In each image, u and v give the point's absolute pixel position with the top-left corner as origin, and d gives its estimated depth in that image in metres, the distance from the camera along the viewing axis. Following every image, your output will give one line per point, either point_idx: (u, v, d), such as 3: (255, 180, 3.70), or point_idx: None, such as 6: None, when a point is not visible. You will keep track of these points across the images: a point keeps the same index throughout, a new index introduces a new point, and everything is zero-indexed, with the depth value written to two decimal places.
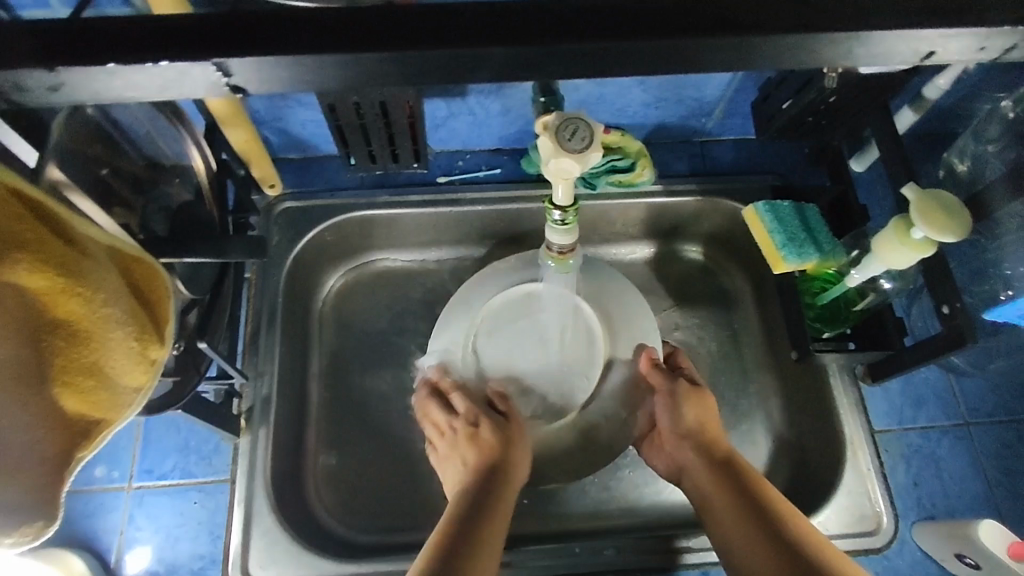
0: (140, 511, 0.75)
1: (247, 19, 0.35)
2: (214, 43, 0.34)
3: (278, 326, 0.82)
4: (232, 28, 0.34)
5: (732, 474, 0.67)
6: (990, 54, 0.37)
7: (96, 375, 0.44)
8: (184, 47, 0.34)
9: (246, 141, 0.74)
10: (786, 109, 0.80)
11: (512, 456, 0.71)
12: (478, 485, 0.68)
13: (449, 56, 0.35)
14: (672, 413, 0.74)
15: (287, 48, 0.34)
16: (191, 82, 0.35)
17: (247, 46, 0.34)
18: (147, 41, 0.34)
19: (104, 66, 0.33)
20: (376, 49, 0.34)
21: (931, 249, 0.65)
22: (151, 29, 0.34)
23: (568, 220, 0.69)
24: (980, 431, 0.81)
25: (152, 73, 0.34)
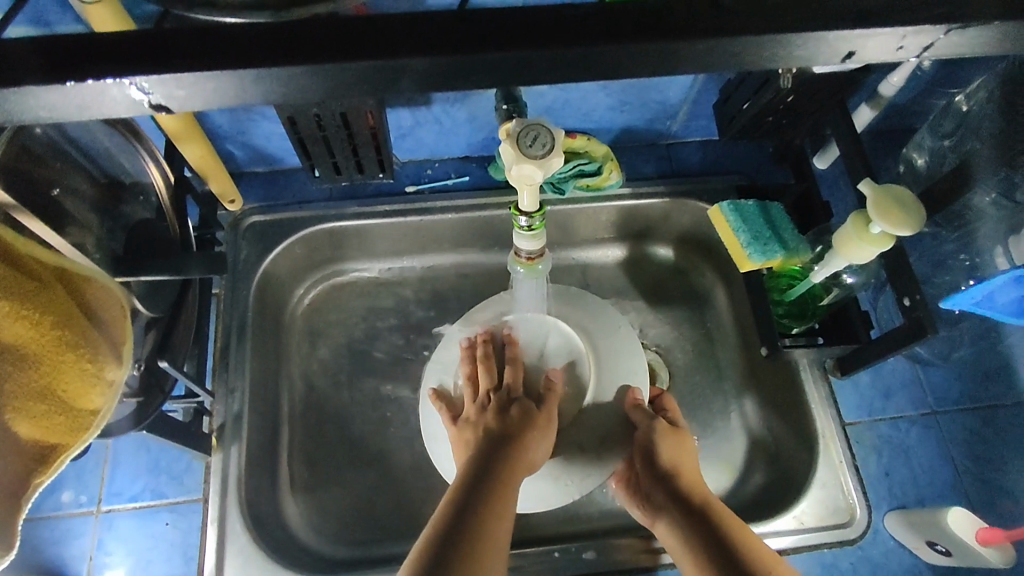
0: (109, 535, 0.73)
1: (173, 36, 0.34)
2: (141, 61, 0.34)
3: (247, 341, 0.81)
4: (151, 45, 0.34)
5: (708, 522, 0.66)
6: (909, 54, 0.38)
7: (51, 400, 0.44)
8: (113, 65, 0.33)
9: (203, 157, 0.73)
10: (746, 110, 0.82)
11: (534, 435, 0.71)
12: (495, 453, 0.67)
13: (392, 66, 0.35)
14: (650, 451, 0.74)
15: (223, 63, 0.34)
16: (112, 101, 0.35)
17: (169, 63, 0.33)
18: (62, 61, 0.33)
19: (16, 86, 0.33)
20: (318, 61, 0.34)
21: (890, 244, 0.66)
22: (80, 47, 0.34)
23: (534, 225, 0.69)
24: (947, 419, 0.82)
25: (68, 93, 0.33)
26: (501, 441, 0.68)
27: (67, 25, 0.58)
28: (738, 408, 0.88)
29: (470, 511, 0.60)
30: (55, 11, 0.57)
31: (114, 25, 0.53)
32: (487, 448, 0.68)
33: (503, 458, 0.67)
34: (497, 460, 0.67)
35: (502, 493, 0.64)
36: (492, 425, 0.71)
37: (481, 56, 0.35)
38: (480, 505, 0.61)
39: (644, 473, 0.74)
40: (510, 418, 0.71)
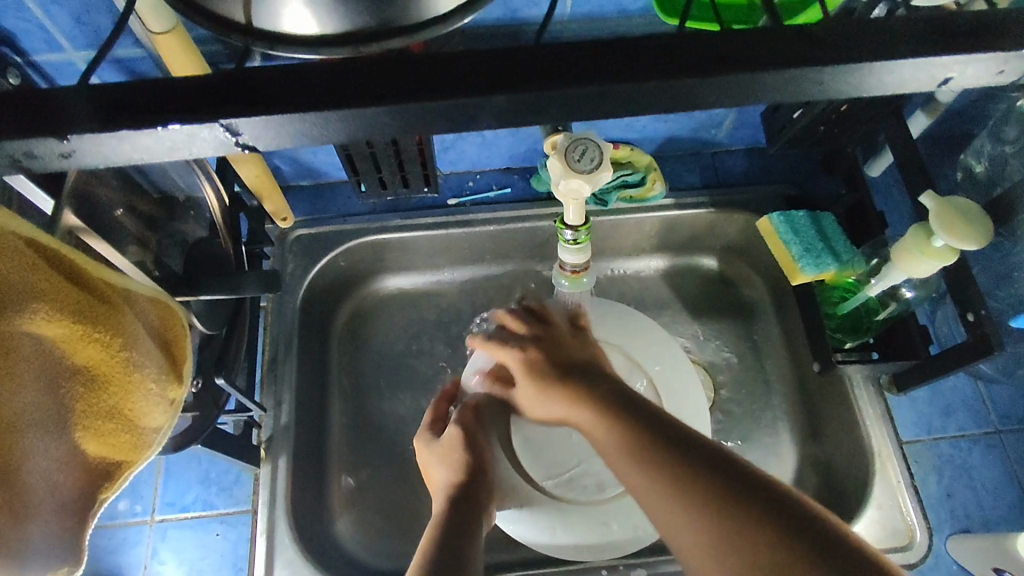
0: (163, 545, 0.75)
1: (257, 78, 0.35)
2: (217, 104, 0.34)
3: (295, 354, 0.82)
4: (237, 87, 0.34)
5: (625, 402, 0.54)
6: (1008, 77, 0.36)
7: (118, 419, 0.45)
8: (200, 108, 0.34)
9: (259, 177, 0.74)
10: (796, 119, 0.80)
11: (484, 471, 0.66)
12: (457, 499, 0.62)
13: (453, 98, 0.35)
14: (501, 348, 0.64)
15: (291, 108, 0.34)
16: (184, 146, 0.35)
17: (253, 106, 0.34)
18: (156, 106, 0.34)
19: (115, 132, 0.34)
20: (382, 96, 0.34)
21: (954, 258, 0.63)
22: (162, 91, 0.34)
23: (579, 239, 0.69)
24: (1012, 439, 0.79)
25: (161, 137, 0.34)
26: (468, 492, 0.63)
27: (126, 46, 0.60)
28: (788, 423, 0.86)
29: (456, 547, 0.56)
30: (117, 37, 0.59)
31: (182, 54, 0.54)
32: (461, 489, 0.63)
33: (473, 502, 0.62)
34: (467, 503, 0.62)
35: (474, 539, 0.58)
36: (459, 460, 0.66)
37: (548, 84, 0.34)
38: (456, 542, 0.56)
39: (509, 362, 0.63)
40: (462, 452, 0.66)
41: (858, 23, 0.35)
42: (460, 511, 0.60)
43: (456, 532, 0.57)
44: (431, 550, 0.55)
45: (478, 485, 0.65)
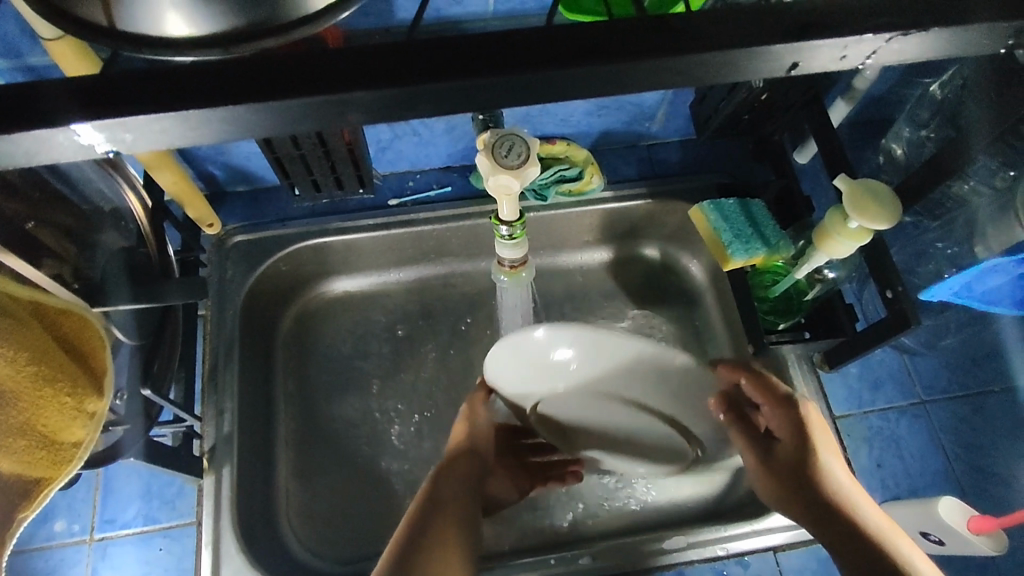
0: (104, 564, 0.73)
1: (129, 79, 0.34)
2: (90, 104, 0.34)
3: (237, 361, 0.81)
4: (101, 89, 0.34)
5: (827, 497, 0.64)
6: (850, 63, 0.38)
7: (31, 435, 0.44)
8: (61, 110, 0.33)
9: (178, 182, 0.73)
10: (722, 109, 0.82)
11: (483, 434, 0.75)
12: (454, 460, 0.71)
13: (340, 98, 0.35)
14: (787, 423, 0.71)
15: (173, 104, 0.34)
16: (60, 147, 0.35)
17: (124, 106, 0.34)
18: (12, 109, 0.33)
19: None
20: (269, 96, 0.34)
21: (869, 237, 0.67)
22: (21, 95, 0.34)
23: (515, 234, 0.70)
24: (937, 408, 0.83)
25: (18, 142, 0.33)
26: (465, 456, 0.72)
27: (35, 54, 0.58)
28: None
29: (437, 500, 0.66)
30: (25, 44, 0.57)
31: (77, 62, 0.54)
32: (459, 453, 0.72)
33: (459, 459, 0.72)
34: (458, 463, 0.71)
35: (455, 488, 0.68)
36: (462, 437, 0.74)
37: (442, 81, 0.35)
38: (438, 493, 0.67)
39: (791, 460, 0.69)
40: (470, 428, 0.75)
41: (736, 13, 0.36)
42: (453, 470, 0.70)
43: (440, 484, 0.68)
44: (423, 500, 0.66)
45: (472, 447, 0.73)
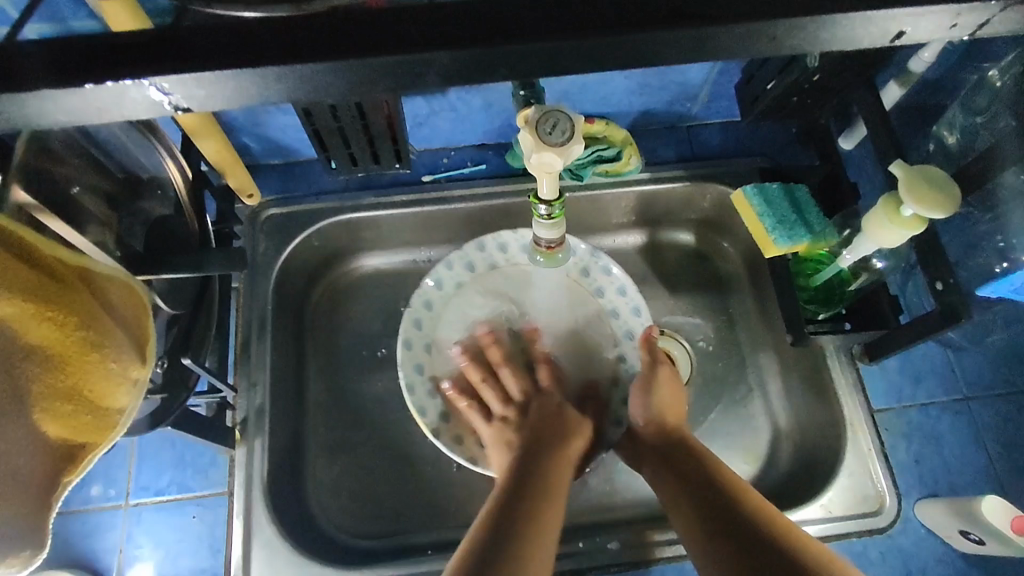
0: (138, 528, 0.74)
1: (193, 34, 0.34)
2: (158, 59, 0.33)
3: (270, 334, 0.81)
4: (165, 44, 0.33)
5: (681, 461, 0.68)
6: (963, 31, 0.36)
7: (78, 400, 0.44)
8: (127, 63, 0.33)
9: (219, 152, 0.73)
10: (769, 90, 0.80)
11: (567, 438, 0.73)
12: (529, 449, 0.71)
13: (402, 62, 0.34)
14: (644, 401, 0.74)
15: (224, 60, 0.33)
16: (130, 102, 0.34)
17: (181, 63, 0.33)
18: (80, 64, 0.33)
19: (32, 91, 0.32)
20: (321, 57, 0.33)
21: (923, 226, 0.64)
22: (92, 47, 0.33)
23: (554, 214, 0.69)
24: (979, 405, 0.81)
25: (86, 98, 0.33)
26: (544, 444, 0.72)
27: (80, 20, 0.58)
28: (762, 394, 0.87)
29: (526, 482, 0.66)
30: (69, 9, 0.57)
31: (128, 18, 0.53)
32: (536, 439, 0.72)
33: (545, 444, 0.72)
34: (538, 454, 0.70)
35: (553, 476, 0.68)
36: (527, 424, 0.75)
37: (501, 47, 0.34)
38: (529, 481, 0.66)
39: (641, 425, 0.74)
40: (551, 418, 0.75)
41: None
42: (538, 457, 0.70)
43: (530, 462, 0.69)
44: (510, 482, 0.67)
45: (562, 432, 0.74)
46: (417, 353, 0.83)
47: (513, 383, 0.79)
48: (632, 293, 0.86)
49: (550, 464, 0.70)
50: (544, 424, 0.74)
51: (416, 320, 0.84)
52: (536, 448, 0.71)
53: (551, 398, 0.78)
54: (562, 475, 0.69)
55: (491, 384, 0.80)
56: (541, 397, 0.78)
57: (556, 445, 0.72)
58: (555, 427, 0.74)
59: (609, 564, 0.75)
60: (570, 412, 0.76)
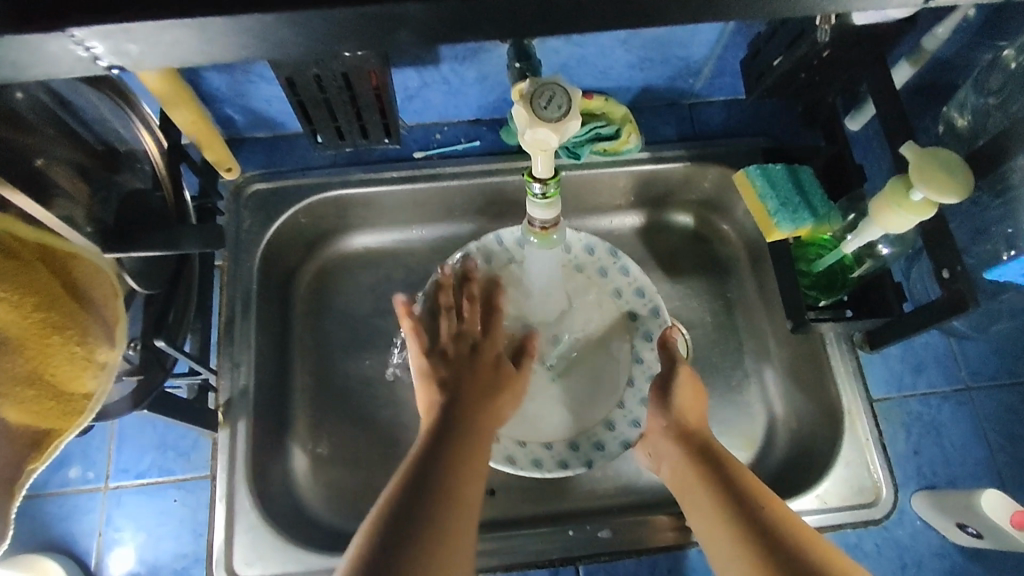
0: (118, 512, 0.73)
1: None
2: (92, 10, 0.33)
3: (254, 314, 0.78)
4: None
5: (702, 464, 0.66)
6: None
7: (40, 385, 0.42)
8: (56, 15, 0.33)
9: (195, 122, 0.69)
10: (777, 66, 0.76)
11: (499, 396, 0.70)
12: (454, 400, 0.66)
13: None
14: (663, 404, 0.72)
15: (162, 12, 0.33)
16: (54, 57, 0.35)
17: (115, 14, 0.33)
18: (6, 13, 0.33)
19: None
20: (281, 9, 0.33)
21: (932, 211, 0.61)
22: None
23: (548, 193, 0.66)
24: (982, 396, 0.79)
25: (12, 48, 0.33)
26: (471, 399, 0.67)
27: None
28: (759, 382, 0.85)
29: (447, 439, 0.61)
30: None
31: None
32: (460, 393, 0.67)
33: (473, 403, 0.67)
34: (459, 409, 0.66)
35: (473, 435, 0.64)
36: (454, 370, 0.70)
37: None
38: (451, 437, 0.62)
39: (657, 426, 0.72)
40: (482, 372, 0.70)
41: None
42: (462, 411, 0.65)
43: (452, 418, 0.64)
44: (431, 437, 0.61)
45: (491, 386, 0.70)
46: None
47: (473, 320, 0.75)
48: (650, 294, 0.84)
49: (464, 418, 0.65)
50: (465, 376, 0.69)
51: (425, 301, 0.81)
52: (466, 395, 0.67)
53: (492, 346, 0.73)
54: (490, 429, 0.66)
55: (454, 315, 0.75)
56: (489, 340, 0.74)
57: (488, 399, 0.69)
58: (484, 379, 0.70)
59: (600, 552, 0.74)
60: (505, 367, 0.72)
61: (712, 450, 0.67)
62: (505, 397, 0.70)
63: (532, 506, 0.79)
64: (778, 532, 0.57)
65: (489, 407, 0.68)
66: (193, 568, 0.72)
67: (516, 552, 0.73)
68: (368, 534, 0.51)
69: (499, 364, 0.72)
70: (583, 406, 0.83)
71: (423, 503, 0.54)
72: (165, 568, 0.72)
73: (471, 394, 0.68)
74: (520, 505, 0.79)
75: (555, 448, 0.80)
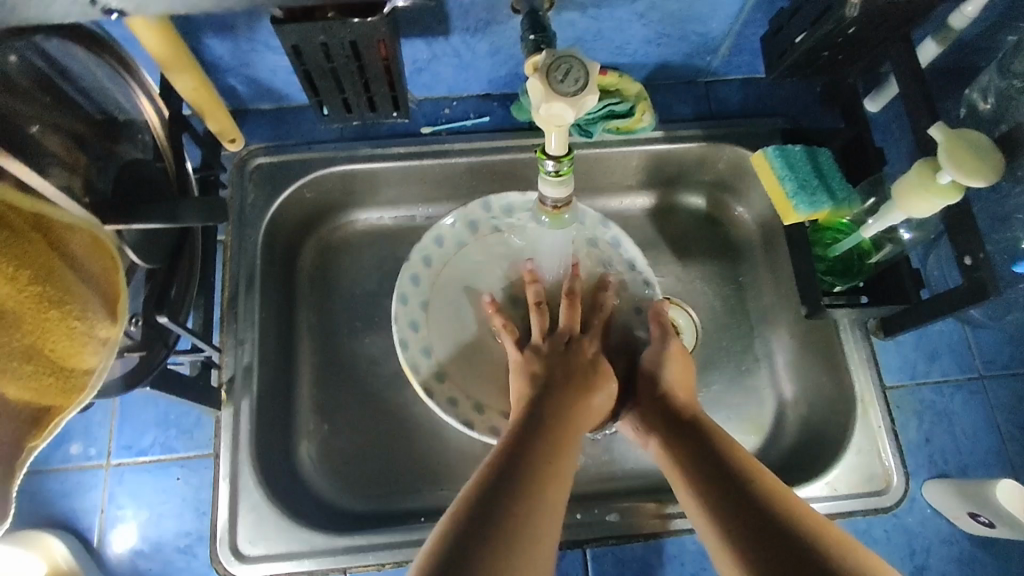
0: (120, 489, 0.72)
1: None
2: None
3: (258, 291, 0.77)
4: None
5: (691, 438, 0.65)
6: None
7: (38, 360, 0.41)
8: None
9: (197, 90, 0.67)
10: (799, 44, 0.73)
11: (594, 389, 0.69)
12: (544, 390, 0.67)
13: None
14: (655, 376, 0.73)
15: None
16: None
17: None
18: None
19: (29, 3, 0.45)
20: None
21: (959, 196, 0.59)
22: None
23: (562, 170, 0.64)
24: (995, 384, 0.78)
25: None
26: (559, 388, 0.67)
27: None
28: (769, 368, 0.84)
29: (541, 424, 0.62)
30: None
31: None
32: (553, 382, 0.68)
33: (567, 392, 0.67)
34: (557, 398, 0.66)
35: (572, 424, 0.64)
36: (548, 362, 0.71)
37: None
38: (549, 421, 0.62)
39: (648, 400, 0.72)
40: (574, 365, 0.70)
41: None
42: (553, 400, 0.65)
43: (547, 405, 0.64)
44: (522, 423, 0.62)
45: (581, 373, 0.70)
46: (413, 310, 0.79)
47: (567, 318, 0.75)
48: (642, 267, 0.82)
49: (569, 410, 0.65)
50: (561, 369, 0.70)
51: (413, 277, 0.80)
52: (558, 387, 0.67)
53: (584, 347, 0.73)
54: (584, 423, 0.65)
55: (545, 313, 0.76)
56: (585, 338, 0.74)
57: (585, 392, 0.68)
58: (576, 369, 0.70)
59: (607, 536, 0.73)
60: (601, 361, 0.72)
61: (703, 426, 0.66)
62: (603, 391, 0.70)
63: None
64: (767, 504, 0.55)
65: (588, 401, 0.68)
66: (197, 546, 0.71)
67: None
68: (470, 496, 0.51)
69: (597, 359, 0.73)
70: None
71: (518, 475, 0.54)
72: (168, 546, 0.71)
73: (564, 386, 0.68)
74: None
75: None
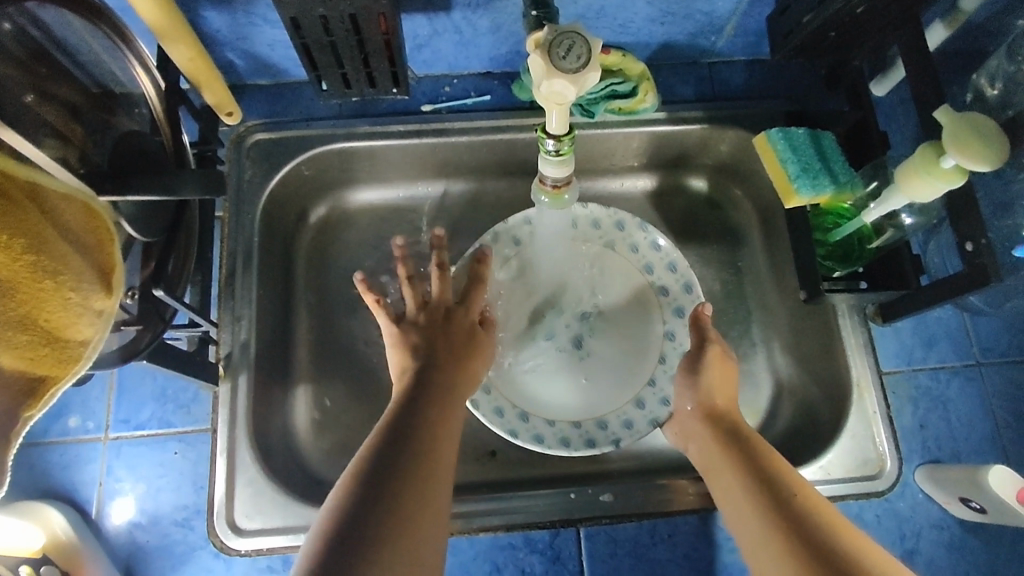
0: (118, 462, 0.72)
1: None
2: None
3: (256, 267, 0.77)
4: None
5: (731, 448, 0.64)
6: None
7: (33, 330, 0.41)
8: None
9: (194, 61, 0.66)
10: (806, 23, 0.72)
11: (474, 357, 0.68)
12: (429, 360, 0.65)
13: None
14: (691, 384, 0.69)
15: None
16: None
17: None
18: None
19: None
20: None
21: (962, 180, 0.59)
22: None
23: (562, 150, 0.63)
24: (991, 371, 0.78)
25: None
26: (444, 359, 0.66)
27: None
28: (766, 352, 0.84)
29: (420, 398, 0.61)
30: None
31: None
32: (428, 358, 0.65)
33: (446, 360, 0.65)
34: (434, 368, 0.65)
35: (454, 397, 0.63)
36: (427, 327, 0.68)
37: None
38: (428, 394, 0.61)
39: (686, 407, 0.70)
40: (457, 337, 0.68)
41: None
42: (436, 370, 0.64)
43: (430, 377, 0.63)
44: (404, 397, 0.61)
45: (468, 344, 0.68)
46: None
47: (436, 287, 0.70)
48: (681, 269, 0.82)
49: (448, 379, 0.64)
50: (447, 336, 0.68)
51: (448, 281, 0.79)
52: (441, 360, 0.65)
53: (467, 313, 0.71)
54: (462, 386, 0.65)
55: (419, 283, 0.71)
56: (461, 306, 0.71)
57: (460, 360, 0.67)
58: (454, 336, 0.68)
59: (601, 516, 0.73)
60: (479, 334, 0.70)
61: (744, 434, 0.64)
62: (480, 360, 0.69)
63: (533, 468, 0.79)
64: (813, 525, 0.54)
65: (464, 366, 0.67)
66: (194, 519, 0.71)
67: (516, 514, 0.73)
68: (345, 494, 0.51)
69: (473, 328, 0.70)
70: (610, 383, 0.81)
71: (396, 461, 0.54)
72: (165, 519, 0.71)
73: (443, 357, 0.66)
74: (522, 468, 0.78)
75: (584, 426, 0.78)
